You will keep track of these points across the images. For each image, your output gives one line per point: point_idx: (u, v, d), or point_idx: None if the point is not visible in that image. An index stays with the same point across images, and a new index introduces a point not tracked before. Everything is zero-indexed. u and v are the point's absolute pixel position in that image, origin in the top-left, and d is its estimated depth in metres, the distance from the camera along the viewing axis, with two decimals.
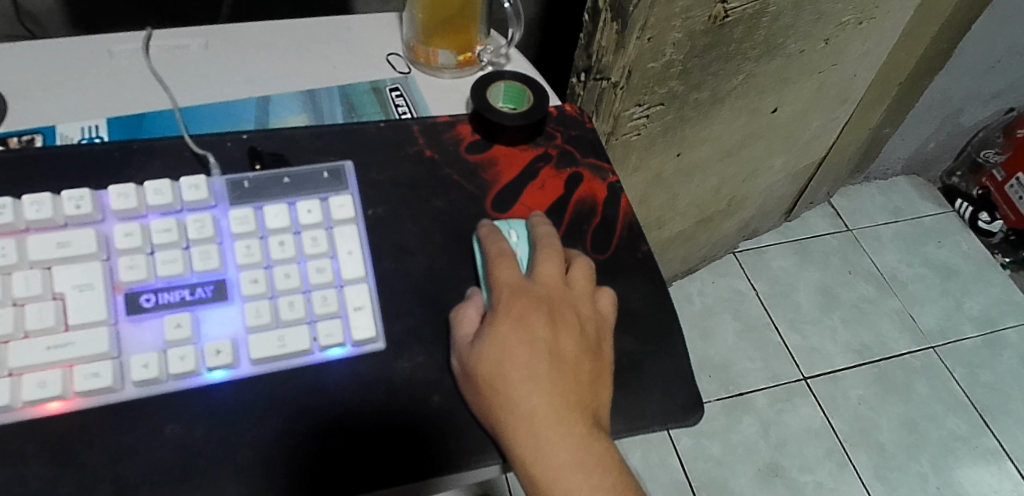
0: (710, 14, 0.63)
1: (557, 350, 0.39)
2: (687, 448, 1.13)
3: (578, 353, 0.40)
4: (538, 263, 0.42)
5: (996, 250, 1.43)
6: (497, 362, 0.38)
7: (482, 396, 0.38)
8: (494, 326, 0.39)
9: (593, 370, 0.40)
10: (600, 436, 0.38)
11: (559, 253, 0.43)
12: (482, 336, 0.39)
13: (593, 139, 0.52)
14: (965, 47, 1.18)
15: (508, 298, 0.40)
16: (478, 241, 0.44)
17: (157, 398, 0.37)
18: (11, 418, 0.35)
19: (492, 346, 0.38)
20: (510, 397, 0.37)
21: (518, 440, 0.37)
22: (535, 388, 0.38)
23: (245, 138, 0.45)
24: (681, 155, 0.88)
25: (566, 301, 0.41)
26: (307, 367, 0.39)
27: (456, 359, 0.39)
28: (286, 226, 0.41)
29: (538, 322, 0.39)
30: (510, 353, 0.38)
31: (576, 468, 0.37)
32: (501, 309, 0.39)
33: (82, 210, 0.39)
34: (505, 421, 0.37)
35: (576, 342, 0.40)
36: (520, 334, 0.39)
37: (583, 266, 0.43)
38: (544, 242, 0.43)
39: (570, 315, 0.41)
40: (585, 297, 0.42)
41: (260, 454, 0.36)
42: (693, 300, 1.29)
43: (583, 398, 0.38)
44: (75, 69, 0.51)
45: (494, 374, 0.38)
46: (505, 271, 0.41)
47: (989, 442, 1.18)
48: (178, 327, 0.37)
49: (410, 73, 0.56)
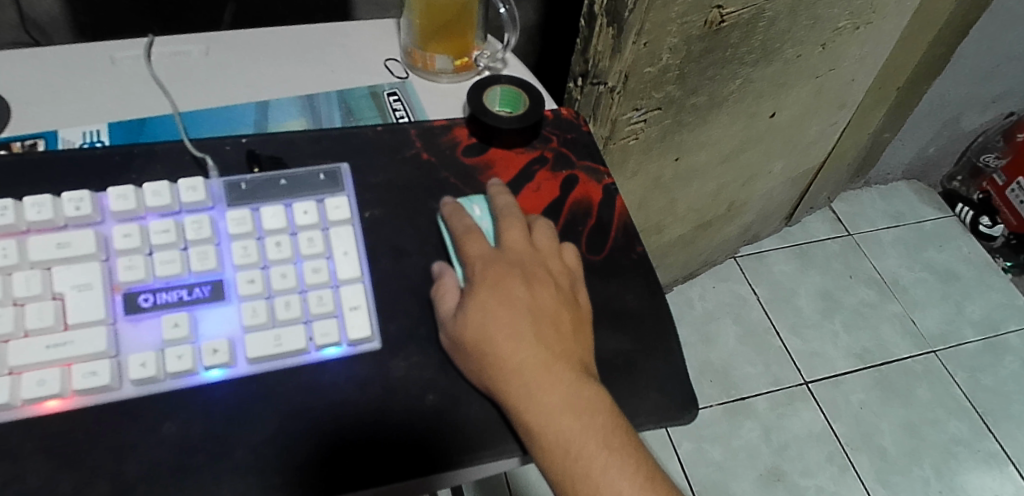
0: (705, 19, 0.63)
1: (536, 307, 0.41)
2: (688, 453, 1.13)
3: (556, 307, 0.41)
4: (504, 231, 0.44)
5: (998, 254, 1.43)
6: (479, 323, 0.39)
7: (467, 354, 0.39)
8: (474, 294, 0.40)
9: (572, 322, 0.41)
10: (587, 380, 0.39)
11: (522, 220, 0.45)
12: (464, 302, 0.40)
13: (589, 142, 0.53)
14: (963, 52, 1.19)
15: (483, 266, 0.42)
16: (442, 220, 0.45)
17: (156, 397, 0.37)
18: (11, 417, 0.36)
19: (477, 308, 0.40)
20: (496, 352, 0.39)
21: (509, 392, 0.38)
22: (519, 343, 0.39)
23: (244, 141, 0.46)
24: (680, 159, 0.88)
25: (539, 262, 0.43)
26: (303, 367, 0.39)
27: (443, 335, 0.40)
28: (282, 227, 0.42)
29: (514, 285, 0.41)
30: (492, 314, 0.40)
31: (566, 411, 0.38)
32: (478, 276, 0.41)
33: (81, 211, 0.39)
34: (495, 375, 0.39)
35: (553, 296, 0.42)
36: (499, 296, 0.40)
37: (545, 228, 0.45)
38: (507, 211, 0.45)
39: (544, 275, 0.42)
40: (555, 255, 0.44)
41: (260, 453, 0.36)
42: (694, 305, 1.30)
43: (566, 348, 0.40)
44: (78, 76, 0.52)
45: (480, 332, 0.39)
46: (475, 242, 0.43)
47: (991, 446, 1.18)
48: (176, 327, 0.38)
49: (409, 78, 0.57)
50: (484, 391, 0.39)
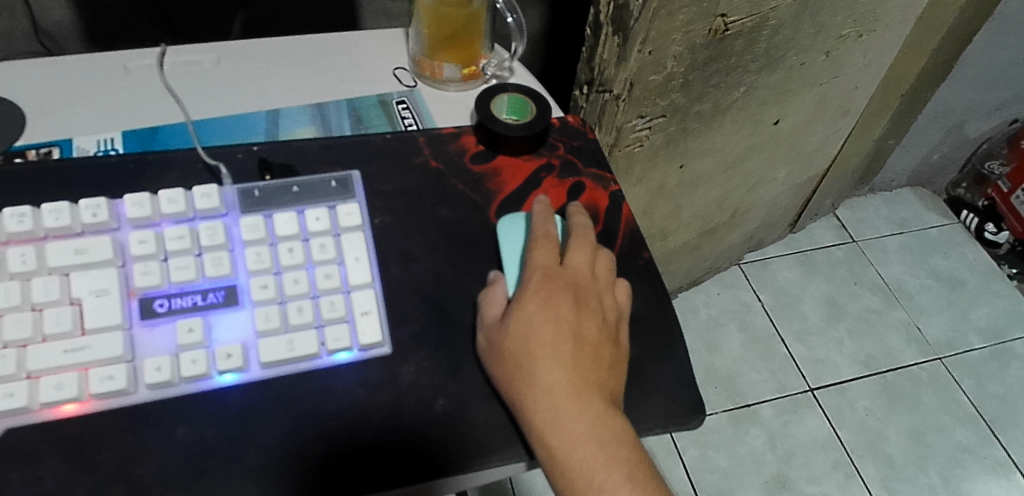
0: (710, 28, 0.64)
1: (579, 332, 0.41)
2: (694, 460, 1.13)
3: (599, 337, 0.41)
4: (568, 252, 0.45)
5: (1003, 260, 1.42)
6: (521, 339, 0.40)
7: (502, 367, 0.40)
8: (521, 308, 0.41)
9: (612, 356, 0.41)
10: (616, 412, 0.40)
11: (587, 243, 0.46)
12: (510, 315, 0.41)
13: (595, 149, 0.53)
14: (966, 59, 1.19)
15: (537, 282, 0.42)
16: (520, 220, 0.46)
17: (168, 401, 0.38)
18: (29, 420, 0.36)
19: (521, 323, 0.40)
20: (531, 371, 0.39)
21: (536, 411, 0.38)
22: (556, 364, 0.40)
23: (256, 149, 0.47)
24: (685, 167, 0.89)
25: (592, 289, 0.43)
26: (315, 371, 0.40)
27: (482, 337, 0.41)
28: (295, 233, 0.42)
29: (563, 307, 0.42)
30: (536, 330, 0.40)
31: (592, 440, 0.39)
32: (529, 288, 0.42)
33: (98, 218, 0.40)
34: (525, 393, 0.39)
35: (597, 326, 0.42)
36: (545, 314, 0.41)
37: (605, 260, 0.45)
38: (575, 232, 0.46)
39: (594, 302, 0.43)
40: (608, 287, 0.44)
41: (271, 456, 0.37)
42: (698, 312, 1.30)
43: (601, 378, 0.40)
44: (92, 85, 0.53)
45: (521, 349, 0.40)
46: (538, 255, 0.44)
47: (998, 453, 1.18)
48: (190, 331, 0.39)
49: (417, 87, 0.57)
50: (508, 405, 0.40)
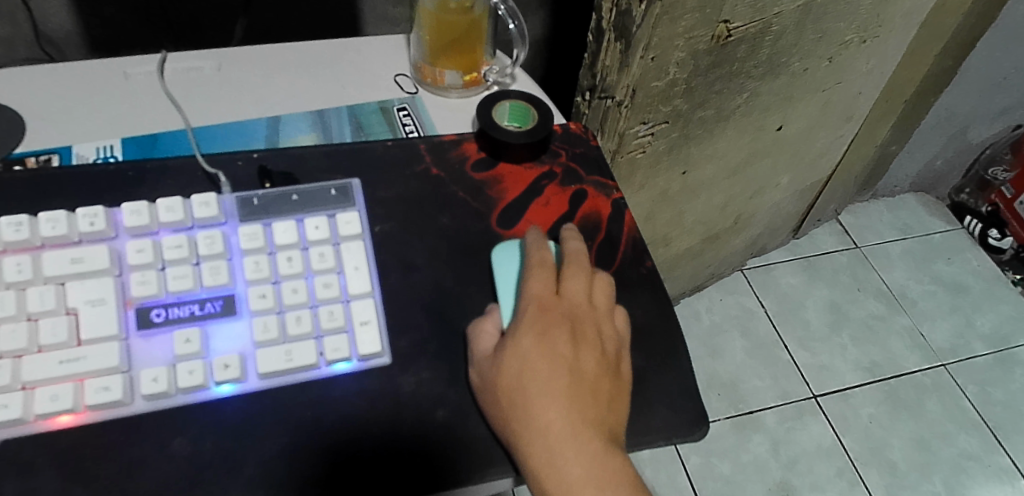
0: (713, 34, 0.64)
1: (577, 367, 0.40)
2: (696, 467, 1.13)
3: (598, 371, 0.40)
4: (566, 279, 0.43)
5: (1007, 266, 1.41)
6: (517, 375, 0.39)
7: (496, 404, 0.38)
8: (515, 342, 0.40)
9: (612, 390, 0.40)
10: (615, 451, 0.38)
11: (585, 268, 0.44)
12: (504, 349, 0.40)
13: (598, 156, 0.53)
14: (969, 65, 1.19)
15: (533, 314, 0.41)
16: (517, 246, 0.45)
17: (166, 411, 0.37)
18: (24, 432, 0.36)
19: (514, 360, 0.39)
20: (526, 410, 0.38)
21: (532, 451, 0.37)
22: (552, 402, 0.38)
23: (256, 157, 0.46)
24: (687, 173, 0.88)
25: (590, 319, 0.42)
26: (314, 382, 0.39)
27: (474, 372, 0.40)
28: (294, 242, 0.42)
29: (560, 340, 0.40)
30: (530, 366, 0.39)
31: (590, 482, 0.37)
32: (525, 322, 0.41)
33: (96, 227, 0.40)
34: (520, 433, 0.38)
35: (596, 360, 0.40)
36: (540, 349, 0.40)
37: (604, 284, 0.44)
38: (573, 257, 0.44)
39: (591, 334, 0.41)
40: (608, 316, 0.43)
41: (267, 470, 0.36)
42: (701, 318, 1.29)
43: (599, 415, 0.39)
44: (92, 92, 0.52)
45: (515, 387, 0.38)
46: (533, 284, 0.42)
47: (1002, 461, 1.17)
48: (187, 342, 0.38)
49: (418, 93, 0.57)
50: (503, 443, 0.38)
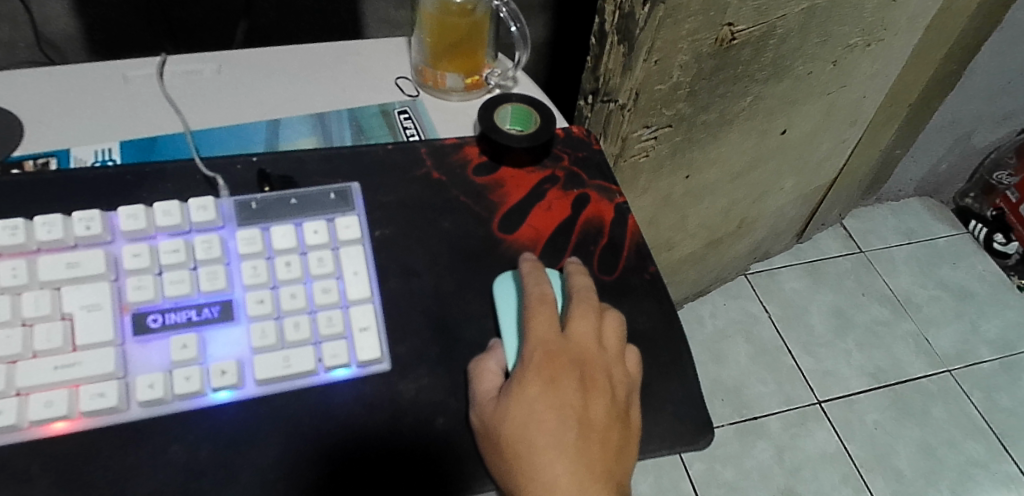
0: (716, 37, 0.63)
1: (584, 416, 0.39)
2: (699, 473, 1.12)
3: (607, 421, 0.39)
4: (572, 319, 0.41)
5: (1014, 272, 1.39)
6: (523, 427, 0.37)
7: (500, 456, 0.37)
8: (521, 390, 0.38)
9: (620, 440, 0.39)
10: None
11: (593, 308, 0.42)
12: (509, 398, 0.38)
13: (600, 161, 0.52)
14: (974, 69, 1.19)
15: (540, 358, 0.39)
16: (516, 281, 0.43)
17: (163, 418, 0.37)
18: (17, 439, 0.35)
19: (521, 410, 0.38)
20: (531, 464, 0.37)
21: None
22: (559, 456, 0.37)
23: (255, 160, 0.46)
24: (691, 177, 0.87)
25: (600, 363, 0.40)
26: (312, 388, 0.39)
27: (476, 414, 0.38)
28: (292, 247, 0.41)
29: (567, 389, 0.39)
30: (537, 418, 0.38)
31: None
32: (531, 367, 0.39)
33: (91, 231, 0.39)
34: (525, 488, 0.37)
35: (605, 409, 0.39)
36: (547, 399, 0.38)
37: (615, 321, 0.42)
38: (579, 295, 0.42)
39: (601, 380, 0.40)
40: (618, 358, 0.41)
41: (264, 477, 0.36)
42: (705, 323, 1.28)
43: (607, 467, 0.38)
44: (91, 94, 0.52)
45: (521, 440, 0.37)
46: (537, 324, 0.40)
47: (1009, 467, 1.16)
48: (185, 348, 0.38)
49: (419, 96, 0.57)
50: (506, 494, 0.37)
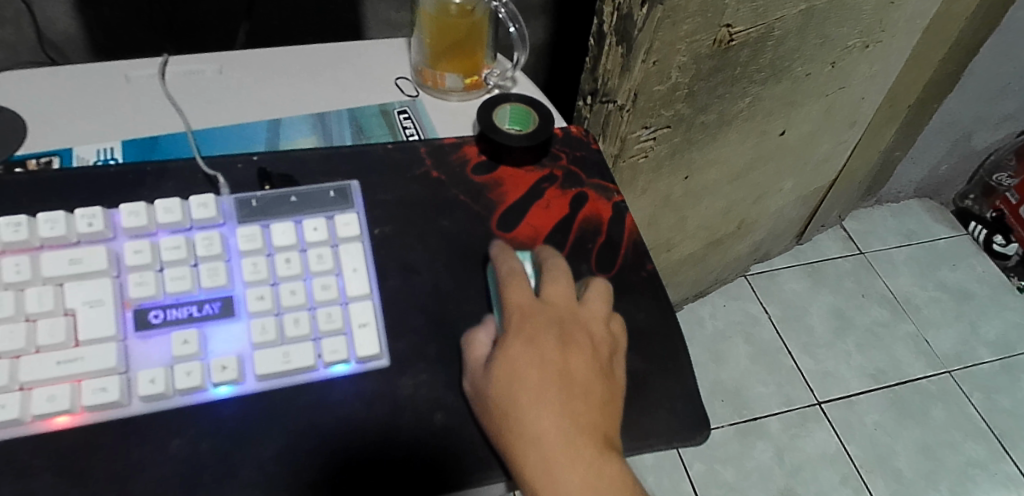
0: (714, 38, 0.64)
1: (567, 371, 0.39)
2: (699, 474, 1.12)
3: (589, 375, 0.39)
4: (549, 285, 0.42)
5: (1012, 272, 1.40)
6: (506, 383, 0.38)
7: (490, 417, 0.38)
8: (503, 350, 0.39)
9: (604, 392, 0.39)
10: (610, 455, 0.37)
11: (569, 276, 0.43)
12: (493, 360, 0.39)
13: (599, 160, 0.53)
14: (973, 71, 1.19)
15: (519, 320, 0.40)
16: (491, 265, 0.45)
17: (165, 413, 0.37)
18: (20, 432, 0.36)
19: (504, 368, 0.38)
20: (516, 418, 0.37)
21: (526, 460, 0.36)
22: (543, 408, 0.37)
23: (256, 159, 0.46)
24: (690, 178, 0.88)
25: (578, 323, 0.41)
26: (312, 384, 0.39)
27: (468, 383, 0.39)
28: (292, 244, 0.42)
29: (548, 346, 0.39)
30: (519, 373, 0.38)
31: (585, 489, 0.36)
32: (511, 330, 0.40)
33: (94, 228, 0.40)
34: (512, 442, 0.37)
35: (586, 363, 0.39)
36: (529, 355, 0.39)
37: (598, 288, 0.43)
38: (556, 264, 0.44)
39: (582, 339, 0.40)
40: (598, 318, 0.42)
41: (265, 471, 0.36)
42: (704, 324, 1.28)
43: (592, 419, 0.38)
44: (95, 94, 0.53)
45: (504, 396, 0.38)
46: (515, 291, 0.41)
47: (1008, 468, 1.16)
48: (185, 343, 0.38)
49: (419, 96, 0.57)
50: (501, 459, 0.38)
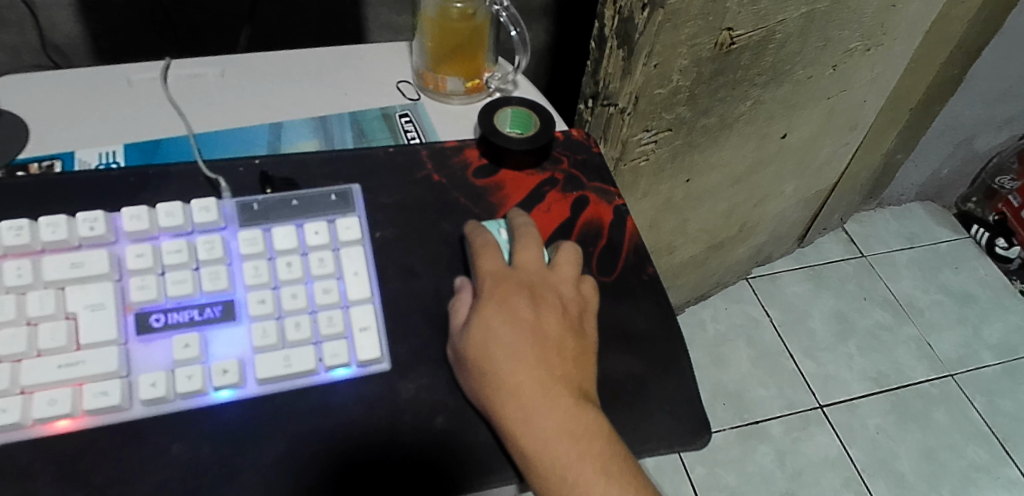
0: (715, 41, 0.63)
1: (540, 328, 0.40)
2: (701, 477, 1.12)
3: (561, 332, 0.41)
4: (518, 250, 0.44)
5: (1015, 276, 1.40)
6: (482, 342, 0.39)
7: (470, 378, 0.39)
8: (478, 312, 0.40)
9: (576, 347, 0.41)
10: (586, 404, 0.39)
11: (539, 240, 0.45)
12: (469, 322, 0.40)
13: (600, 163, 0.52)
14: (975, 74, 1.19)
15: (492, 282, 0.41)
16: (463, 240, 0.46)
17: (166, 417, 0.37)
18: (21, 436, 0.36)
19: (480, 328, 0.39)
20: (494, 375, 0.38)
21: (506, 414, 0.38)
22: (518, 361, 0.39)
23: (257, 163, 0.46)
24: (691, 181, 0.88)
25: (549, 285, 0.42)
26: (313, 387, 0.39)
27: (450, 348, 0.40)
28: (293, 247, 0.42)
29: (521, 305, 0.41)
30: (495, 332, 0.39)
31: (564, 436, 0.37)
32: (485, 293, 0.41)
33: (95, 231, 0.40)
34: (492, 397, 0.38)
35: (559, 320, 0.41)
36: (504, 314, 0.40)
37: (567, 251, 0.45)
38: (527, 230, 0.45)
39: (552, 298, 0.42)
40: (568, 281, 0.43)
41: (266, 475, 0.36)
42: (706, 327, 1.28)
43: (567, 372, 0.39)
44: (97, 98, 0.53)
45: (481, 355, 0.39)
46: (487, 258, 0.43)
47: (1011, 472, 1.15)
48: (186, 347, 0.38)
49: (420, 100, 0.57)
50: (487, 420, 0.39)
